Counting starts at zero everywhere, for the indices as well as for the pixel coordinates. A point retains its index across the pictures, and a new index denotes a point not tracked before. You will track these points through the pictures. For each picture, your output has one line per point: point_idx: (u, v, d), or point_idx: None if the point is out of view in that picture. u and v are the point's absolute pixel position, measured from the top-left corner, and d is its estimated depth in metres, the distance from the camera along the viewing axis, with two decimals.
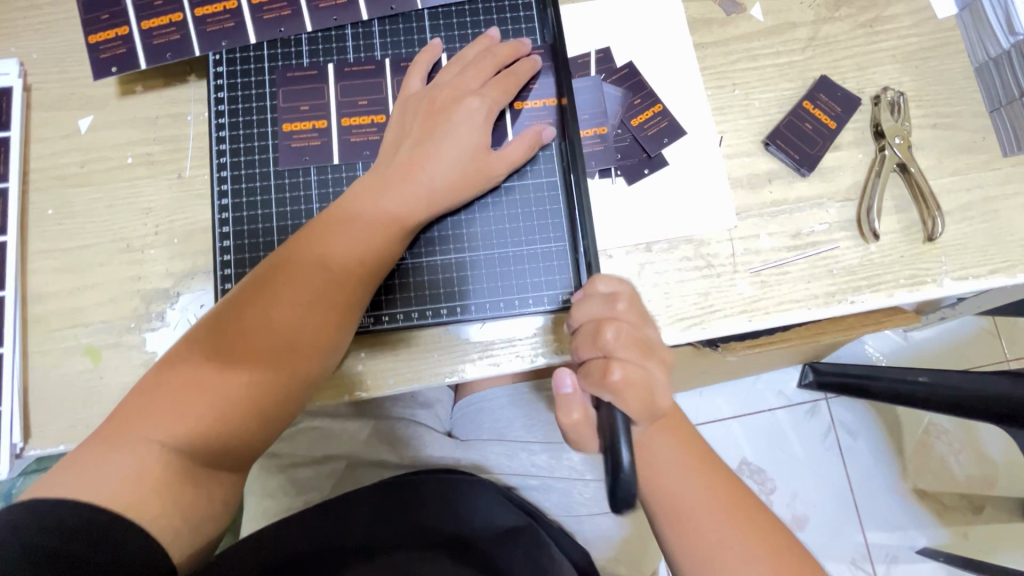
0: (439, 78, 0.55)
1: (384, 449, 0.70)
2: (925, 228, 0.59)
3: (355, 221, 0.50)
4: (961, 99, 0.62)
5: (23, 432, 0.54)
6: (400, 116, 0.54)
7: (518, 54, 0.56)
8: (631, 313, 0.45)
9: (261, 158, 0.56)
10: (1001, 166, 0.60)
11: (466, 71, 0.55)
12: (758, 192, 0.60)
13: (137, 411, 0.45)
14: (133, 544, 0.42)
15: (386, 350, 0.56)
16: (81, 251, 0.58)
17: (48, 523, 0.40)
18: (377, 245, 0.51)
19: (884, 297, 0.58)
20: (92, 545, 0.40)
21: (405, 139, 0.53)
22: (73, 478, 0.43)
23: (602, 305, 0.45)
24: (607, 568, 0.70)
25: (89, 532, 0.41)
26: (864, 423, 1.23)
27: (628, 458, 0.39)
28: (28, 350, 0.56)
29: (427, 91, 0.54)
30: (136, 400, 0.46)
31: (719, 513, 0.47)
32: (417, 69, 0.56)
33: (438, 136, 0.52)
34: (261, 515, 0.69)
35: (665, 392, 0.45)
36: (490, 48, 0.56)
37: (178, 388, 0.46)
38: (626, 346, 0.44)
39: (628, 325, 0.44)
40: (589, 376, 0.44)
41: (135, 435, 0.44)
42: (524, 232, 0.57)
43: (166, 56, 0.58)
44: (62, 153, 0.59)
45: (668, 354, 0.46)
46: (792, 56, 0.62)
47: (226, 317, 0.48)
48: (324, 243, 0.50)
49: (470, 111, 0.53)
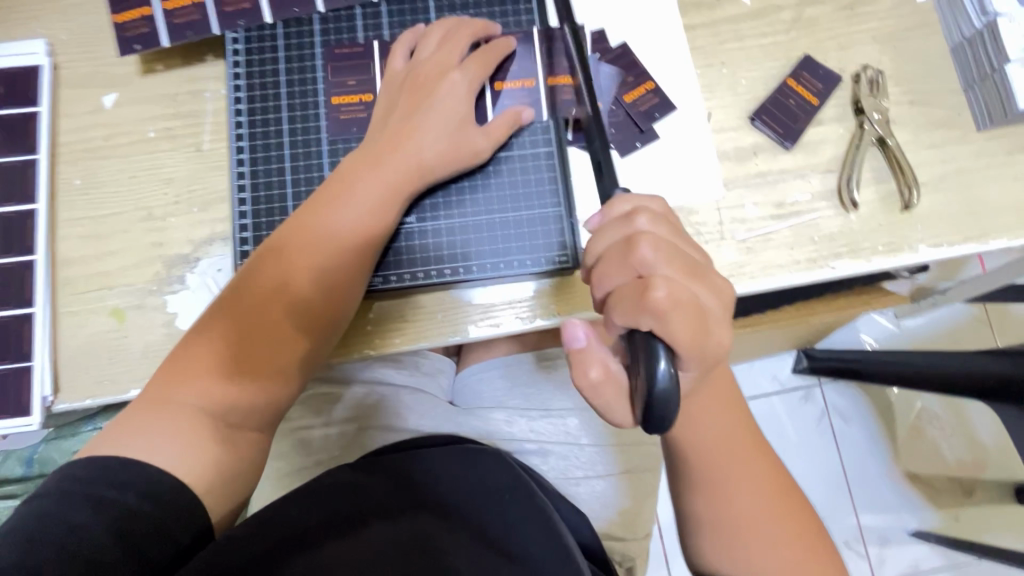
0: (421, 52, 0.58)
1: (391, 414, 0.73)
2: (902, 198, 0.62)
3: (351, 194, 0.54)
4: (938, 77, 0.65)
5: (53, 386, 0.58)
6: (388, 93, 0.58)
7: (492, 29, 0.60)
8: (662, 231, 0.42)
9: (276, 129, 0.60)
10: (975, 140, 0.63)
11: (446, 43, 0.58)
12: (744, 164, 0.63)
13: (170, 375, 0.50)
14: (171, 495, 0.46)
15: (395, 311, 0.60)
16: (106, 219, 0.61)
17: (103, 475, 0.45)
18: (373, 213, 0.54)
19: (863, 263, 0.61)
20: (140, 496, 0.45)
21: (393, 114, 0.57)
22: (121, 439, 0.48)
23: (623, 229, 0.42)
24: (602, 526, 0.74)
25: (140, 486, 0.45)
26: (856, 405, 1.26)
27: (666, 367, 0.36)
28: (56, 311, 0.59)
29: (408, 69, 0.58)
30: (168, 366, 0.51)
31: (747, 495, 0.51)
32: (398, 48, 0.60)
33: (424, 110, 0.55)
34: (273, 477, 0.74)
35: (715, 317, 0.41)
36: (462, 22, 0.60)
37: (207, 354, 0.51)
38: (672, 269, 0.40)
39: (663, 240, 0.41)
40: (624, 299, 0.40)
41: (171, 398, 0.49)
42: (523, 197, 0.60)
43: (187, 35, 0.61)
44: (88, 127, 0.63)
45: (716, 279, 0.43)
46: (777, 37, 0.66)
47: (243, 287, 0.52)
48: (324, 217, 0.54)
49: (453, 84, 0.56)
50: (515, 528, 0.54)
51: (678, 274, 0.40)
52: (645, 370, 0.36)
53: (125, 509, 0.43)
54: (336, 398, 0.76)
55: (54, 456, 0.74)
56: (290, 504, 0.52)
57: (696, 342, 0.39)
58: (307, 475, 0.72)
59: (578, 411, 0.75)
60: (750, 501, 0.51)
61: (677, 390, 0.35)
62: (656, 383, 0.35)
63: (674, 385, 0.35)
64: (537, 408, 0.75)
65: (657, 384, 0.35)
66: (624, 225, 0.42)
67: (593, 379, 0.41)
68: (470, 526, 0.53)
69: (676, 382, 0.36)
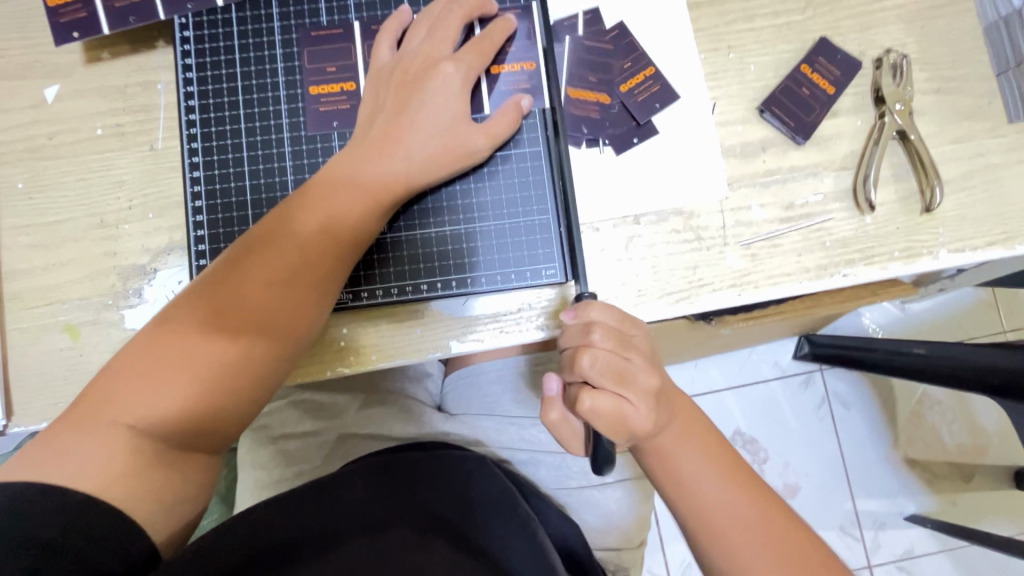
0: (409, 42, 0.52)
1: (374, 423, 0.70)
2: (923, 199, 0.56)
3: (328, 197, 0.48)
4: (968, 62, 0.59)
5: (5, 410, 0.54)
6: (374, 89, 0.52)
7: (488, 12, 0.53)
8: (608, 344, 0.43)
9: (233, 129, 0.54)
10: (1006, 133, 0.58)
11: (435, 31, 0.52)
12: (751, 161, 0.58)
13: (111, 390, 0.44)
14: (101, 523, 0.42)
15: (369, 324, 0.55)
16: (54, 226, 0.56)
17: (17, 507, 0.40)
18: (352, 223, 0.48)
19: (877, 270, 0.56)
20: (64, 530, 0.40)
21: (379, 111, 0.51)
22: (46, 463, 0.42)
23: (573, 339, 0.44)
24: (593, 536, 0.70)
25: (62, 519, 0.41)
26: (858, 395, 1.23)
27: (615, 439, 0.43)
28: (6, 327, 0.55)
29: (398, 59, 0.52)
30: (108, 379, 0.45)
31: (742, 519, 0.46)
32: (385, 37, 0.53)
33: (414, 107, 0.49)
34: (252, 487, 0.70)
35: (646, 421, 0.44)
36: (455, 1, 0.52)
37: (153, 365, 0.45)
38: (607, 386, 0.42)
39: (604, 355, 0.42)
40: (568, 399, 0.44)
41: (108, 415, 0.44)
42: (506, 205, 0.54)
43: (129, 20, 0.55)
44: (29, 124, 0.57)
45: (655, 379, 0.44)
46: (792, 16, 0.59)
47: (202, 294, 0.47)
48: (295, 219, 0.48)
49: (446, 78, 0.50)
50: (498, 536, 0.54)
51: (615, 384, 0.42)
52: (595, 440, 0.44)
53: (50, 544, 0.40)
54: (316, 406, 0.72)
55: None
56: (276, 507, 0.51)
57: (623, 441, 0.44)
58: (287, 487, 0.68)
59: None
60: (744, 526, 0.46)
61: (613, 451, 0.44)
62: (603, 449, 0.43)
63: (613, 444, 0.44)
64: (528, 416, 0.70)
65: (601, 449, 0.44)
66: (576, 333, 0.44)
67: (555, 424, 0.47)
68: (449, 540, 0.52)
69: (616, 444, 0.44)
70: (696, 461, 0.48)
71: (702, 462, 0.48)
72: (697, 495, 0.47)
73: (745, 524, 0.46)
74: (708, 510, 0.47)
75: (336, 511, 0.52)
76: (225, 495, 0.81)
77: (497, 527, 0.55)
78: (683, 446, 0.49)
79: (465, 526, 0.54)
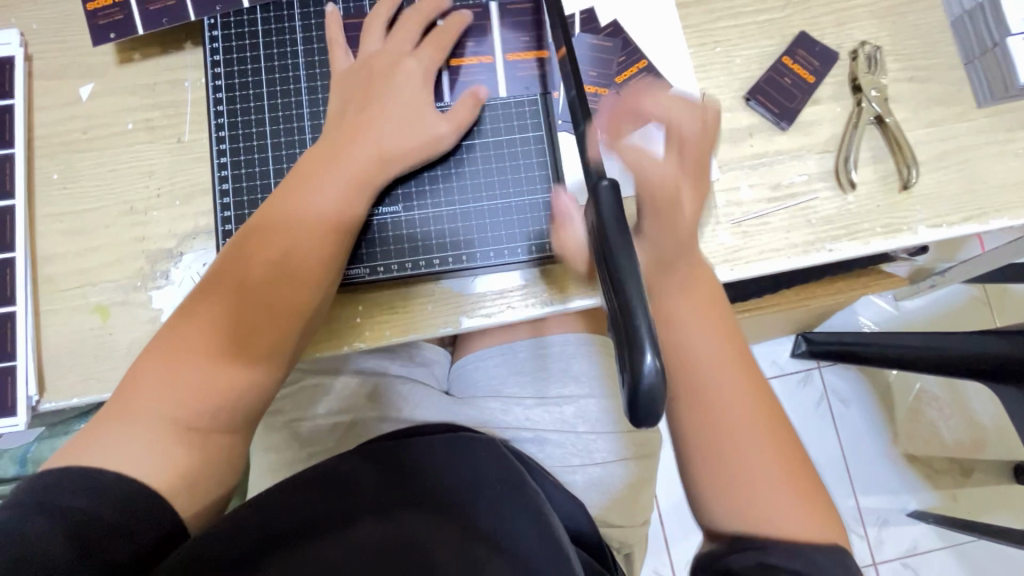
0: (365, 44, 0.57)
1: (385, 406, 0.72)
2: (900, 177, 0.61)
3: (310, 201, 0.52)
4: (937, 53, 0.63)
5: (38, 386, 0.57)
6: (342, 84, 0.56)
7: (442, 9, 0.58)
8: (692, 125, 0.51)
9: (257, 118, 0.58)
10: (976, 117, 0.62)
11: (393, 32, 0.57)
12: (739, 146, 0.62)
13: (125, 400, 0.48)
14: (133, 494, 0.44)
15: (383, 303, 0.59)
16: (87, 214, 0.60)
17: (65, 481, 0.43)
18: (347, 208, 0.53)
19: (861, 245, 0.60)
20: (102, 503, 0.43)
21: (349, 106, 0.55)
22: (78, 451, 0.46)
23: (663, 165, 0.50)
24: (598, 513, 0.72)
25: (103, 492, 0.44)
26: (855, 387, 1.25)
27: (652, 362, 0.30)
28: (40, 309, 0.58)
29: (361, 60, 0.56)
30: (127, 381, 0.49)
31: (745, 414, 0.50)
32: (376, 23, 0.58)
33: (381, 98, 0.54)
34: (266, 470, 0.73)
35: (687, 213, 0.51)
36: (412, 7, 0.58)
37: (162, 377, 0.48)
38: (682, 167, 0.51)
39: (680, 135, 0.51)
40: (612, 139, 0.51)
41: (131, 416, 0.47)
42: (511, 184, 0.58)
43: (162, 22, 0.59)
44: (65, 120, 0.61)
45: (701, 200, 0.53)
46: (773, 13, 0.64)
47: (203, 305, 0.50)
48: (282, 227, 0.51)
49: (408, 71, 0.56)
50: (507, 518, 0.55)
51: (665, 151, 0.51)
52: (629, 367, 0.30)
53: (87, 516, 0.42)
54: (329, 391, 0.74)
55: (46, 456, 0.75)
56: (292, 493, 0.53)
57: (683, 264, 0.51)
58: (301, 468, 0.70)
59: (576, 399, 0.72)
60: (748, 420, 0.50)
61: (663, 394, 0.30)
62: (641, 381, 0.30)
63: (661, 380, 0.30)
64: (532, 397, 0.73)
65: (642, 386, 0.30)
66: (698, 115, 0.51)
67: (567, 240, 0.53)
68: (460, 526, 0.53)
69: (665, 376, 0.30)
70: (709, 351, 0.51)
71: (700, 331, 0.51)
72: (690, 351, 0.51)
73: (727, 389, 0.50)
74: (699, 372, 0.51)
75: (352, 497, 0.53)
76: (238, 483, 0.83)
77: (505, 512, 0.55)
78: (685, 304, 0.52)
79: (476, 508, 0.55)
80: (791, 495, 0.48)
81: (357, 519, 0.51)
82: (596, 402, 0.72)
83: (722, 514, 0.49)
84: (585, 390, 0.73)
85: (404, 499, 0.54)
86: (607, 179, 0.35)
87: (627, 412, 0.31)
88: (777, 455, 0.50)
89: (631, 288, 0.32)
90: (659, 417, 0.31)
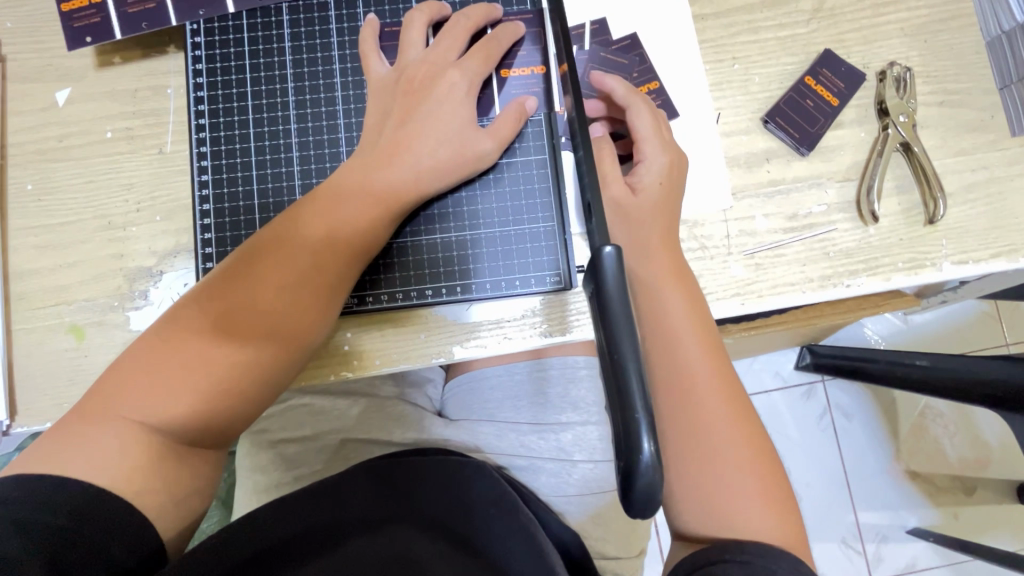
0: (411, 52, 0.52)
1: (376, 429, 0.69)
2: (926, 211, 0.57)
3: (336, 203, 0.48)
4: (969, 75, 0.59)
5: (9, 411, 0.54)
6: (379, 97, 0.52)
7: (490, 18, 0.55)
8: (664, 156, 0.52)
9: (242, 132, 0.55)
10: (1009, 147, 0.58)
11: (442, 41, 0.52)
12: (755, 171, 0.58)
13: (114, 394, 0.44)
14: (98, 512, 0.41)
15: (374, 328, 0.55)
16: (61, 229, 0.57)
17: (34, 496, 0.40)
18: (372, 220, 0.49)
19: (881, 281, 0.56)
20: (74, 519, 0.40)
21: (386, 120, 0.51)
22: (56, 456, 0.42)
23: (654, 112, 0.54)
24: (594, 546, 0.69)
25: (73, 507, 0.40)
26: (859, 406, 1.22)
27: (650, 448, 0.29)
28: (12, 327, 0.55)
29: (398, 71, 0.52)
30: (120, 376, 0.45)
31: (717, 397, 0.48)
32: (414, 29, 0.53)
33: (423, 112, 0.50)
34: (251, 491, 0.70)
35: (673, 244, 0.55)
36: (461, 12, 0.54)
37: (159, 369, 0.44)
38: (655, 187, 0.51)
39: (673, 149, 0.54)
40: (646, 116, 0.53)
41: (115, 415, 0.43)
42: (512, 212, 0.55)
43: (142, 26, 0.56)
44: (41, 127, 0.58)
45: None
46: (796, 29, 0.60)
47: (212, 297, 0.47)
48: (302, 219, 0.48)
49: (452, 84, 0.51)
50: (500, 540, 0.53)
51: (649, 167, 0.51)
52: (624, 453, 0.29)
53: (61, 533, 0.39)
54: (318, 411, 0.71)
55: None
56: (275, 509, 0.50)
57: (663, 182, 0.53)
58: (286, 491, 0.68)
59: (574, 427, 0.68)
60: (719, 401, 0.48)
61: (660, 482, 0.29)
62: (636, 474, 0.29)
63: (656, 471, 0.29)
64: (529, 422, 0.69)
65: (638, 473, 0.29)
66: (670, 149, 0.52)
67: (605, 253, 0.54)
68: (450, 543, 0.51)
69: (661, 466, 0.29)
70: (684, 316, 0.49)
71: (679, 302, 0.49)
72: (664, 317, 0.49)
73: (696, 347, 0.49)
74: (673, 334, 0.49)
75: (344, 509, 0.52)
76: (224, 498, 0.81)
77: (505, 544, 0.52)
78: (668, 289, 0.50)
79: (466, 528, 0.53)
80: (749, 469, 0.47)
81: (349, 536, 0.50)
82: (596, 429, 0.68)
83: (687, 499, 0.47)
84: (585, 419, 0.69)
85: (393, 517, 0.52)
86: (610, 244, 0.33)
87: (620, 499, 0.30)
88: (736, 427, 0.48)
89: (623, 344, 0.30)
90: (656, 507, 0.30)
